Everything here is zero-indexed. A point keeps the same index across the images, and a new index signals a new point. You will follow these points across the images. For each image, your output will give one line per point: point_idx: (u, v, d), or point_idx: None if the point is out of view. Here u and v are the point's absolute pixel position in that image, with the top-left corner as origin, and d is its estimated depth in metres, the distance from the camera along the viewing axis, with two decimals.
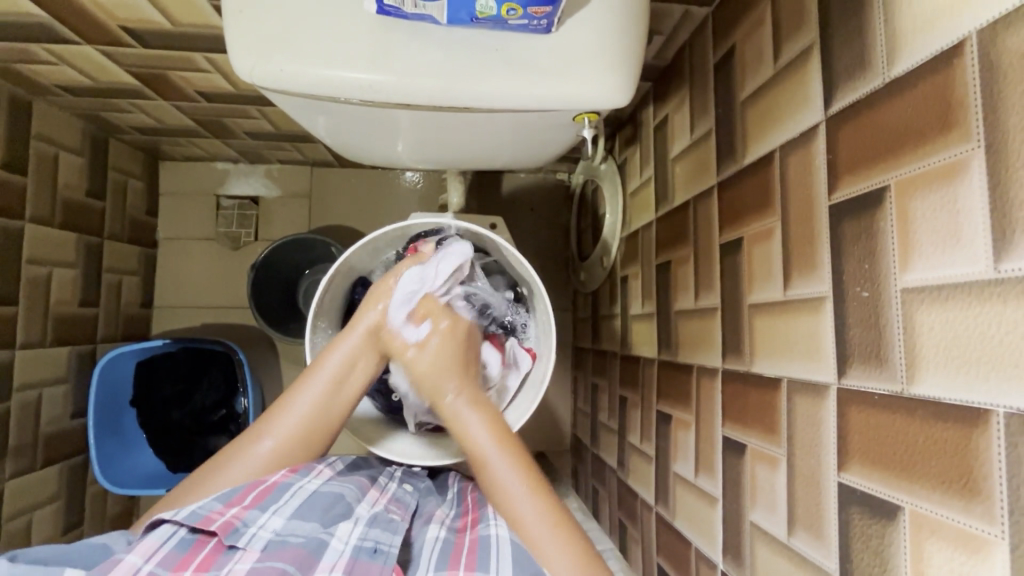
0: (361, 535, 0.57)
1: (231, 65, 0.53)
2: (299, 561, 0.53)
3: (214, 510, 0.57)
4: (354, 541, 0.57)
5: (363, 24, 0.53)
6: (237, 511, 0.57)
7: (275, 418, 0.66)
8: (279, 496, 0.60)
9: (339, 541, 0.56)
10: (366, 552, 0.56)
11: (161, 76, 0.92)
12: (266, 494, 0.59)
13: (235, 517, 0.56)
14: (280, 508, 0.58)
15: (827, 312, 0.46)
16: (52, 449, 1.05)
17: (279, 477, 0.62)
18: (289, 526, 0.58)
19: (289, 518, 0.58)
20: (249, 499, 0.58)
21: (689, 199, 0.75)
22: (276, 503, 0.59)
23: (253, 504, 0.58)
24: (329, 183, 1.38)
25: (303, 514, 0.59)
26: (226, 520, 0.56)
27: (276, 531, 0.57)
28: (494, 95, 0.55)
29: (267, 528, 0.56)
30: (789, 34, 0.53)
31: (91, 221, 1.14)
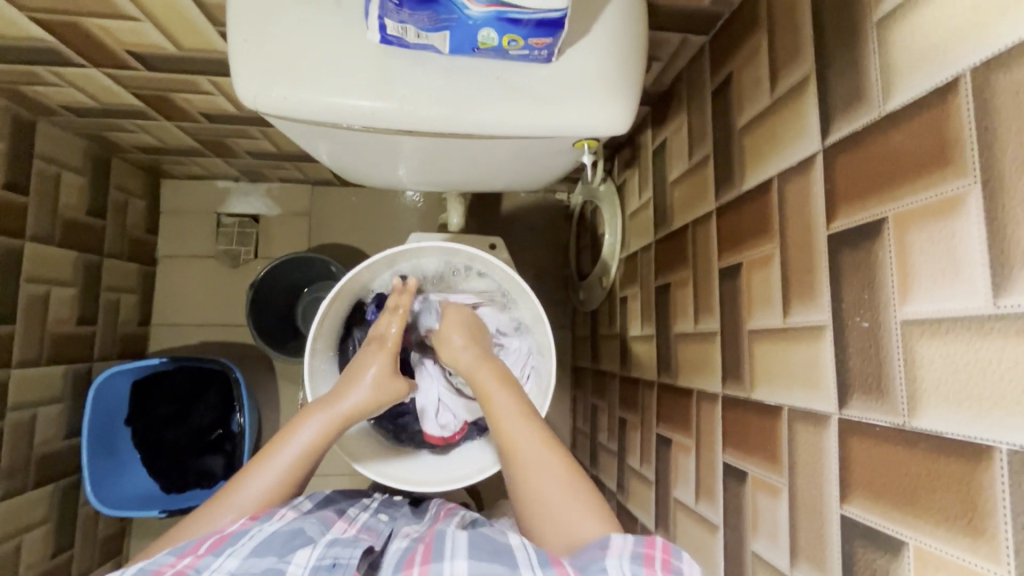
0: (319, 555, 0.53)
1: (235, 91, 0.54)
2: None
3: (165, 564, 0.51)
4: (312, 562, 0.52)
5: (367, 53, 0.53)
6: (189, 560, 0.51)
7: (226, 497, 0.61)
8: (236, 539, 0.54)
9: (297, 567, 0.52)
10: (325, 569, 0.51)
11: (164, 98, 0.92)
12: (223, 540, 0.54)
13: (188, 565, 0.50)
14: (236, 550, 0.52)
15: (827, 341, 0.46)
16: (45, 469, 1.04)
17: (237, 526, 0.56)
18: (247, 564, 0.51)
19: (246, 556, 0.52)
20: (203, 547, 0.53)
21: (688, 222, 0.75)
22: (234, 546, 0.53)
23: (208, 551, 0.52)
24: (329, 202, 1.39)
25: (262, 548, 0.53)
26: (178, 569, 0.49)
27: (234, 570, 0.50)
28: (495, 123, 0.56)
29: (222, 571, 0.50)
30: (786, 65, 0.53)
31: (91, 239, 1.14)
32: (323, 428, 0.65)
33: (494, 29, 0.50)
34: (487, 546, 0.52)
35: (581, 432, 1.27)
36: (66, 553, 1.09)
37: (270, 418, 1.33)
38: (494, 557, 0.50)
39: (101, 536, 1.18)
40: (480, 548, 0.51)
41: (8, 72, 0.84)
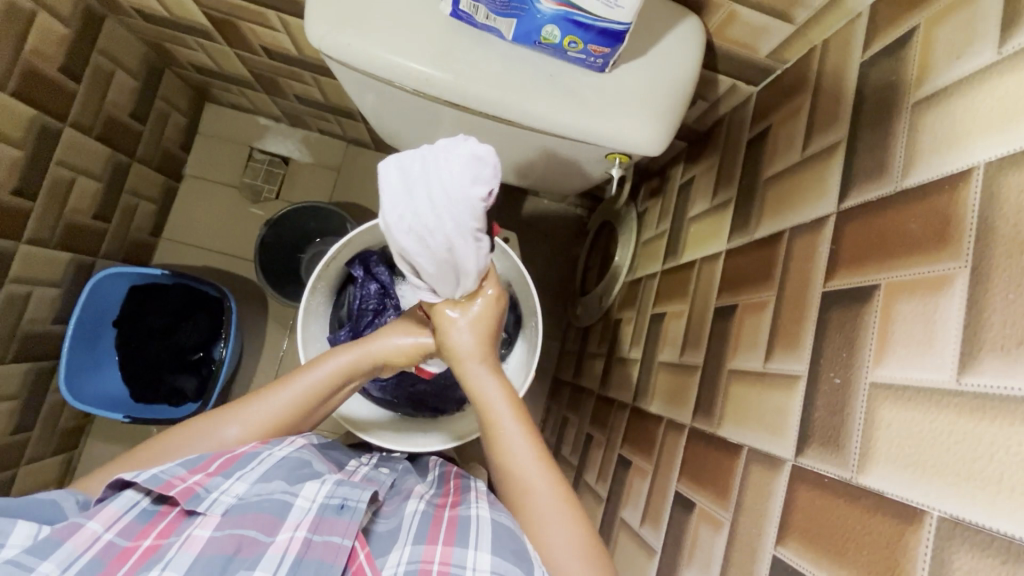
0: (329, 493, 0.57)
1: (305, 30, 0.57)
2: (262, 523, 0.53)
3: (176, 475, 0.55)
4: (320, 499, 0.56)
5: (436, 23, 0.56)
6: (200, 478, 0.56)
7: (241, 408, 0.65)
8: (245, 464, 0.59)
9: (306, 501, 0.56)
10: (333, 509, 0.56)
11: (232, 25, 0.96)
12: (232, 462, 0.59)
13: (197, 483, 0.55)
14: (244, 475, 0.58)
15: (799, 392, 0.48)
16: (26, 347, 1.06)
17: (247, 449, 0.61)
18: (254, 489, 0.57)
19: (253, 483, 0.57)
20: (213, 467, 0.58)
21: (695, 260, 0.78)
22: (242, 470, 0.58)
23: (218, 471, 0.57)
24: (360, 163, 1.43)
25: (270, 474, 0.59)
26: (187, 486, 0.54)
27: (240, 495, 0.56)
28: (540, 116, 0.58)
29: (229, 494, 0.56)
30: (821, 128, 0.56)
31: (126, 140, 1.17)
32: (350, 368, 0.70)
33: (559, 27, 0.52)
34: (507, 541, 0.55)
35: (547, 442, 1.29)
36: (25, 433, 1.11)
37: (252, 356, 1.35)
38: (512, 553, 0.54)
39: (61, 427, 1.20)
40: (500, 543, 0.55)
41: None
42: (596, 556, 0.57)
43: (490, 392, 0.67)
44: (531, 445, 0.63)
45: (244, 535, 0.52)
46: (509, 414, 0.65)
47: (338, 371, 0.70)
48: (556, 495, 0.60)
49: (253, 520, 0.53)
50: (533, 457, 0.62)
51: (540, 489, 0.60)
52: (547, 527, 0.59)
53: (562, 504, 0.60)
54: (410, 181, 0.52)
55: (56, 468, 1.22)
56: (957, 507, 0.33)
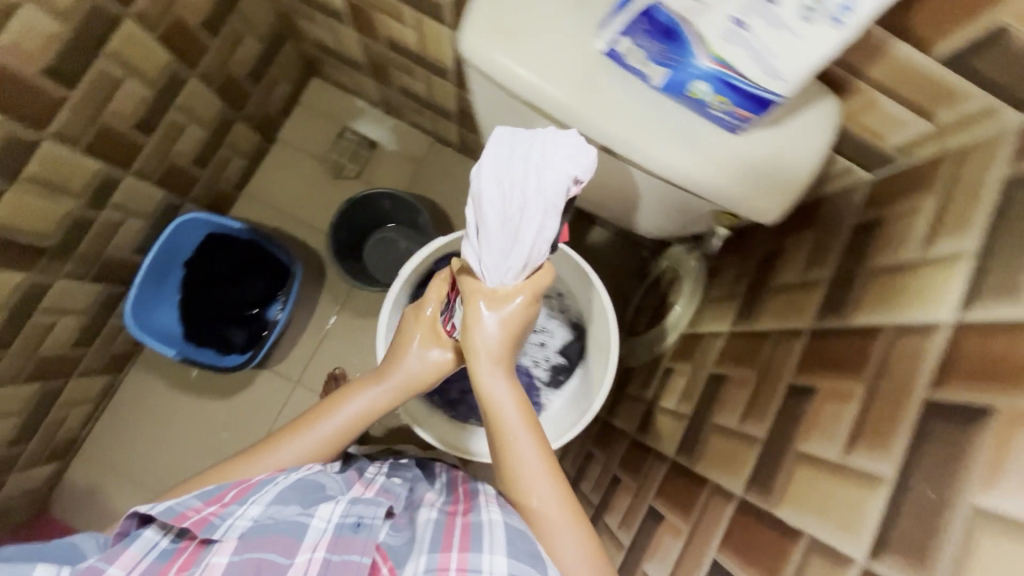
0: (344, 512, 0.59)
1: (462, 42, 0.59)
2: (279, 546, 0.55)
3: (191, 507, 0.58)
4: (335, 519, 0.58)
5: (586, 58, 0.58)
6: (214, 509, 0.58)
7: (263, 455, 0.68)
8: (260, 488, 0.61)
9: (321, 521, 0.58)
10: (349, 527, 0.58)
11: (368, 13, 1.00)
12: (246, 490, 0.61)
13: (212, 513, 0.58)
14: (259, 498, 0.60)
15: (881, 496, 0.47)
16: (106, 271, 1.11)
17: (261, 477, 0.64)
18: (270, 509, 0.59)
19: (268, 505, 0.59)
20: (228, 496, 0.60)
21: (772, 330, 0.77)
22: (257, 494, 0.60)
23: (232, 500, 0.59)
24: (441, 162, 1.47)
25: (284, 497, 0.60)
26: (203, 517, 0.57)
27: (257, 515, 0.58)
28: (667, 165, 0.59)
29: (245, 517, 0.58)
30: (945, 234, 0.55)
31: (239, 98, 1.23)
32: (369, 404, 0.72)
33: (710, 86, 0.53)
34: (523, 544, 0.56)
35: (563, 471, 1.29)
36: (82, 350, 1.15)
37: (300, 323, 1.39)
38: (529, 557, 0.54)
39: (113, 351, 1.25)
40: (517, 546, 0.55)
41: None
42: (600, 565, 0.59)
43: (501, 395, 0.64)
44: (540, 451, 0.62)
45: (262, 558, 0.54)
46: (518, 418, 0.63)
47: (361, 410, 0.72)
48: (563, 502, 0.61)
49: (271, 543, 0.55)
50: (541, 465, 0.62)
51: (545, 494, 0.61)
52: (555, 533, 0.60)
53: (569, 511, 0.61)
54: (520, 147, 0.53)
55: (97, 387, 1.26)
56: None
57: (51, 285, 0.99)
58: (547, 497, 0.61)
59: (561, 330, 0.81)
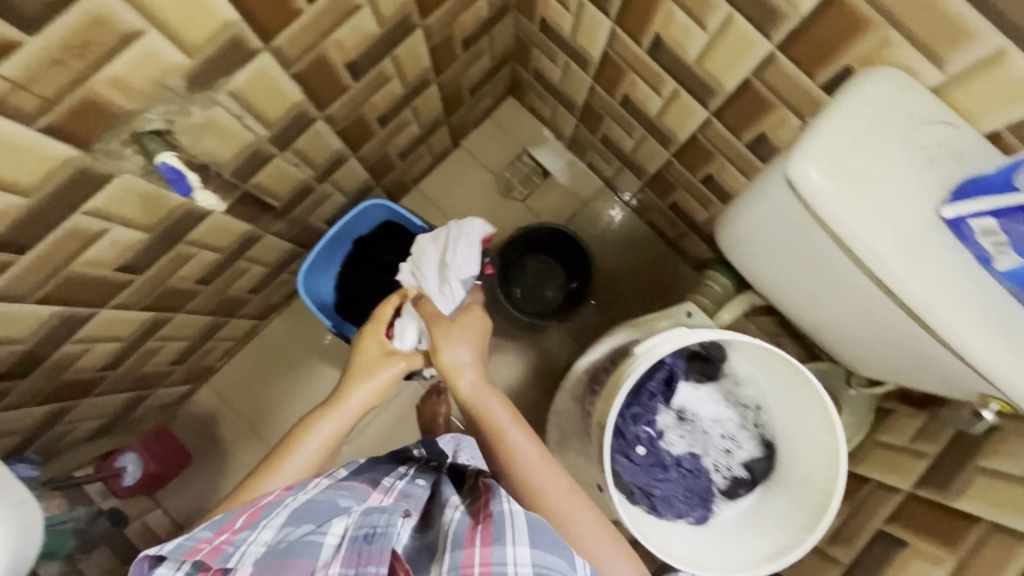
0: (356, 525, 0.62)
1: (807, 172, 0.61)
2: (299, 568, 0.58)
3: (202, 539, 0.61)
4: (349, 531, 0.61)
5: (931, 222, 0.61)
6: (226, 537, 0.61)
7: (259, 479, 0.74)
8: (269, 511, 0.64)
9: (335, 537, 0.61)
10: (363, 538, 0.60)
11: (619, 71, 1.03)
12: (256, 514, 0.64)
13: (224, 542, 0.60)
14: (270, 522, 0.63)
15: None
16: (299, 233, 1.18)
17: (272, 498, 0.67)
18: (281, 531, 0.62)
19: (279, 527, 0.62)
20: (238, 523, 0.63)
21: (979, 516, 0.74)
22: (268, 517, 0.63)
23: (242, 526, 0.62)
24: (606, 208, 1.49)
25: (294, 518, 0.63)
26: (215, 546, 0.59)
27: (269, 539, 0.61)
28: (982, 347, 0.60)
29: (257, 543, 0.61)
30: None
31: (454, 107, 1.29)
32: (340, 421, 0.83)
33: None
34: (542, 531, 0.61)
35: None
36: (251, 296, 1.23)
37: None
38: (552, 547, 0.60)
39: (269, 301, 1.33)
40: (539, 537, 0.60)
41: None
42: (622, 550, 0.70)
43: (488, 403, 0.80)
44: (529, 442, 0.76)
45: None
46: (515, 429, 0.77)
47: (332, 432, 0.81)
48: (579, 501, 0.71)
49: (291, 568, 0.58)
50: (543, 463, 0.74)
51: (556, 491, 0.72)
52: (576, 524, 0.70)
53: (580, 496, 0.72)
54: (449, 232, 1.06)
55: (244, 329, 1.34)
56: None
57: (261, 239, 1.06)
58: (564, 505, 0.71)
59: (750, 446, 0.88)
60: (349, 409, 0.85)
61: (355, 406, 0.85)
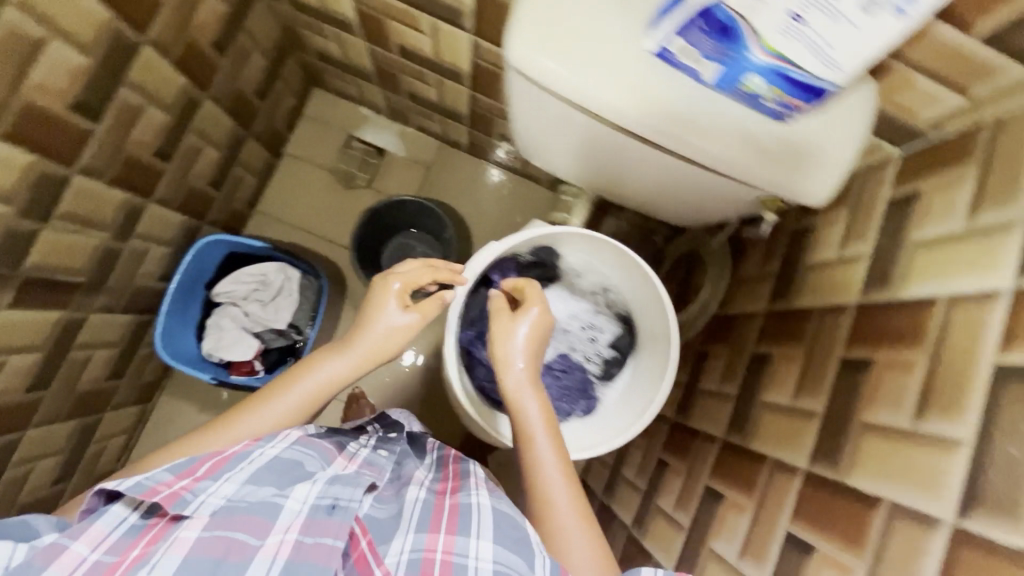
0: (320, 494, 0.62)
1: (507, 50, 0.60)
2: (251, 526, 0.57)
3: (161, 481, 0.60)
4: (312, 499, 0.62)
5: (635, 57, 0.59)
6: (186, 483, 0.60)
7: (214, 436, 0.68)
8: (231, 466, 0.63)
9: (296, 502, 0.61)
10: (325, 509, 0.61)
11: (380, 24, 1.00)
12: (220, 464, 0.62)
13: (183, 488, 0.59)
14: (232, 475, 0.62)
15: (962, 456, 0.49)
16: (134, 301, 1.10)
17: (238, 447, 0.65)
18: (243, 489, 0.61)
19: (242, 483, 0.61)
20: (200, 471, 0.61)
21: (814, 307, 0.80)
22: (229, 471, 0.62)
23: (206, 474, 0.61)
24: (451, 164, 1.47)
25: (260, 477, 0.63)
26: (172, 492, 0.59)
27: (228, 495, 0.60)
28: (719, 157, 0.61)
29: (217, 495, 0.60)
30: (991, 204, 0.58)
31: (249, 117, 1.23)
32: (352, 363, 0.75)
33: (765, 79, 0.54)
34: (509, 531, 0.62)
35: (600, 459, 1.32)
36: (115, 382, 1.15)
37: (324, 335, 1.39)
38: (517, 545, 0.60)
39: (143, 381, 1.24)
40: (501, 532, 0.61)
41: None
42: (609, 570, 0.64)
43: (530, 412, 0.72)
44: (556, 452, 0.70)
45: (234, 538, 0.56)
46: (543, 432, 0.71)
47: (335, 375, 0.75)
48: (570, 492, 0.67)
49: (242, 523, 0.57)
50: (560, 472, 0.68)
51: (556, 486, 0.67)
52: (564, 533, 0.65)
53: (577, 495, 0.68)
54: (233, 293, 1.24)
55: (130, 418, 1.26)
56: None
57: (84, 320, 0.98)
58: (560, 493, 0.67)
59: (609, 324, 0.90)
60: (346, 366, 0.75)
61: (362, 353, 0.76)
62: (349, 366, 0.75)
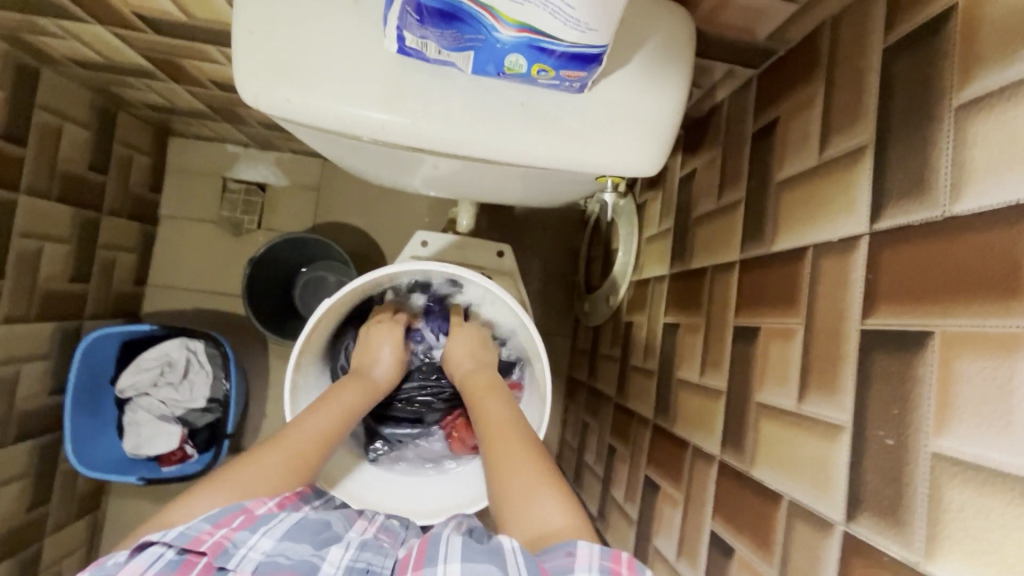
0: (354, 557, 0.47)
1: (236, 88, 0.49)
2: None
3: (204, 531, 0.48)
4: (345, 565, 0.47)
5: (383, 63, 0.49)
6: (226, 533, 0.48)
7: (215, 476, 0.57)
8: (268, 521, 0.50)
9: (330, 566, 0.46)
10: (359, 575, 0.46)
11: (174, 63, 0.88)
12: (256, 519, 0.50)
13: (225, 538, 0.47)
14: (270, 529, 0.49)
15: (844, 445, 0.42)
16: (27, 426, 1.03)
17: (266, 509, 0.52)
18: (280, 546, 0.47)
19: (280, 539, 0.48)
20: (237, 522, 0.49)
21: (707, 266, 0.71)
22: (268, 525, 0.49)
23: (242, 526, 0.49)
24: (339, 179, 1.35)
25: (298, 532, 0.49)
26: (215, 541, 0.47)
27: (267, 551, 0.47)
28: (519, 153, 0.51)
29: (256, 551, 0.47)
30: (839, 127, 0.49)
31: (90, 195, 1.11)
32: (335, 415, 0.67)
33: (523, 56, 0.45)
34: (490, 548, 0.44)
35: (569, 445, 1.27)
36: (42, 508, 1.09)
37: (257, 394, 1.32)
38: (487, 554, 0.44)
39: (79, 494, 1.19)
40: (484, 555, 0.44)
41: (12, 21, 0.79)
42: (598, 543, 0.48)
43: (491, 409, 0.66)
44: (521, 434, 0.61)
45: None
46: (505, 422, 0.63)
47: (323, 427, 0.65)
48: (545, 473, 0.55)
49: None
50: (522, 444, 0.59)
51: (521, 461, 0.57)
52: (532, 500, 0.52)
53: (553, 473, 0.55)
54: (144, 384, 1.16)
55: (81, 532, 1.21)
56: None
57: None
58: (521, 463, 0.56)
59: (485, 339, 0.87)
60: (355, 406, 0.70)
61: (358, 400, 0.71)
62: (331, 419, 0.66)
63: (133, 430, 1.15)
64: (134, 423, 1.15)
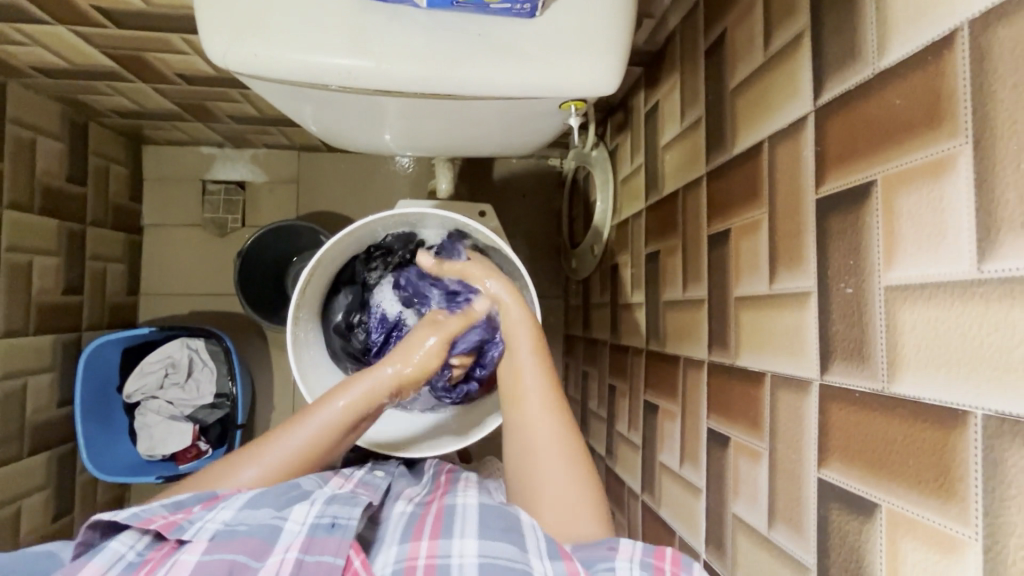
0: (318, 513, 0.58)
1: (204, 50, 0.51)
2: (251, 547, 0.54)
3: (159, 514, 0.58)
4: (311, 519, 0.57)
5: (341, 6, 0.51)
6: (183, 515, 0.58)
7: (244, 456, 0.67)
8: (228, 498, 0.60)
9: (296, 523, 0.57)
10: (325, 527, 0.57)
11: (140, 59, 0.89)
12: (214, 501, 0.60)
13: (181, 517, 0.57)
14: (229, 503, 0.58)
15: (812, 308, 0.45)
16: (40, 438, 1.05)
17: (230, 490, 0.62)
18: (241, 514, 0.57)
19: (239, 508, 0.58)
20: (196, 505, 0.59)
21: (678, 189, 0.74)
22: (228, 500, 0.59)
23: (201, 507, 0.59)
24: (317, 168, 1.37)
25: (258, 500, 0.59)
26: (170, 521, 0.56)
27: (228, 519, 0.57)
28: (481, 82, 0.54)
29: (216, 520, 0.56)
30: (779, 22, 0.51)
31: (71, 207, 1.12)
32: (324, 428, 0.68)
33: None
34: (494, 525, 0.58)
35: (572, 399, 1.30)
36: (66, 517, 1.11)
37: (263, 388, 1.34)
38: (502, 532, 0.57)
39: (100, 502, 1.21)
40: (490, 527, 0.58)
41: None
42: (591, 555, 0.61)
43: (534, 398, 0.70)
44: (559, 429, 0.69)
45: (233, 561, 0.52)
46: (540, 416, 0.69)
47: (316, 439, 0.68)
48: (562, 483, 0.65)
49: (242, 545, 0.54)
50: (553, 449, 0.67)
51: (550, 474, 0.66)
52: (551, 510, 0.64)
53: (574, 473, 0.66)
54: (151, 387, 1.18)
55: None
56: (1001, 403, 0.31)
57: None
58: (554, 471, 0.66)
59: None
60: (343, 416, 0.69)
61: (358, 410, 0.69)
62: (316, 432, 0.68)
63: (144, 434, 1.17)
64: (145, 424, 1.17)
